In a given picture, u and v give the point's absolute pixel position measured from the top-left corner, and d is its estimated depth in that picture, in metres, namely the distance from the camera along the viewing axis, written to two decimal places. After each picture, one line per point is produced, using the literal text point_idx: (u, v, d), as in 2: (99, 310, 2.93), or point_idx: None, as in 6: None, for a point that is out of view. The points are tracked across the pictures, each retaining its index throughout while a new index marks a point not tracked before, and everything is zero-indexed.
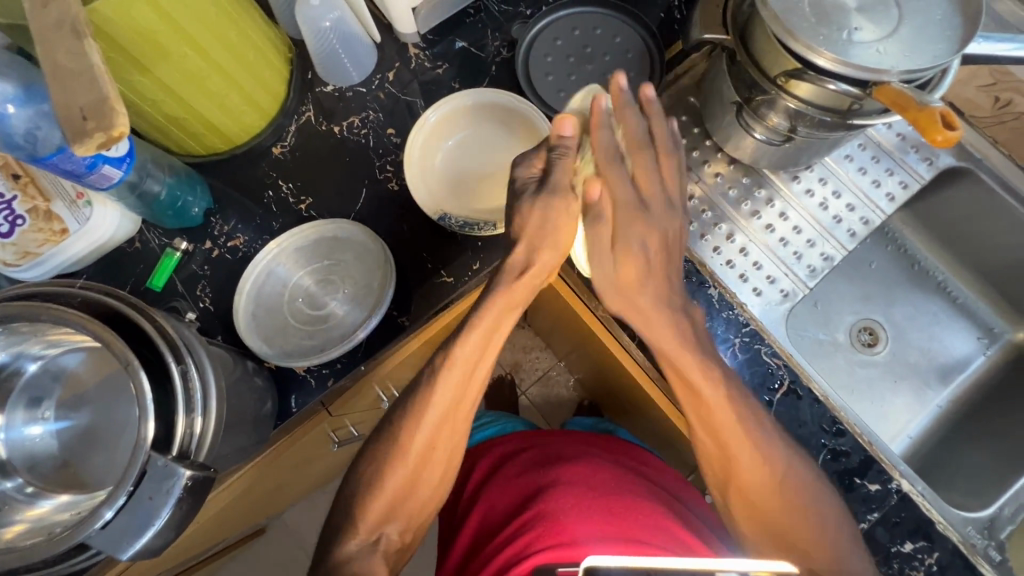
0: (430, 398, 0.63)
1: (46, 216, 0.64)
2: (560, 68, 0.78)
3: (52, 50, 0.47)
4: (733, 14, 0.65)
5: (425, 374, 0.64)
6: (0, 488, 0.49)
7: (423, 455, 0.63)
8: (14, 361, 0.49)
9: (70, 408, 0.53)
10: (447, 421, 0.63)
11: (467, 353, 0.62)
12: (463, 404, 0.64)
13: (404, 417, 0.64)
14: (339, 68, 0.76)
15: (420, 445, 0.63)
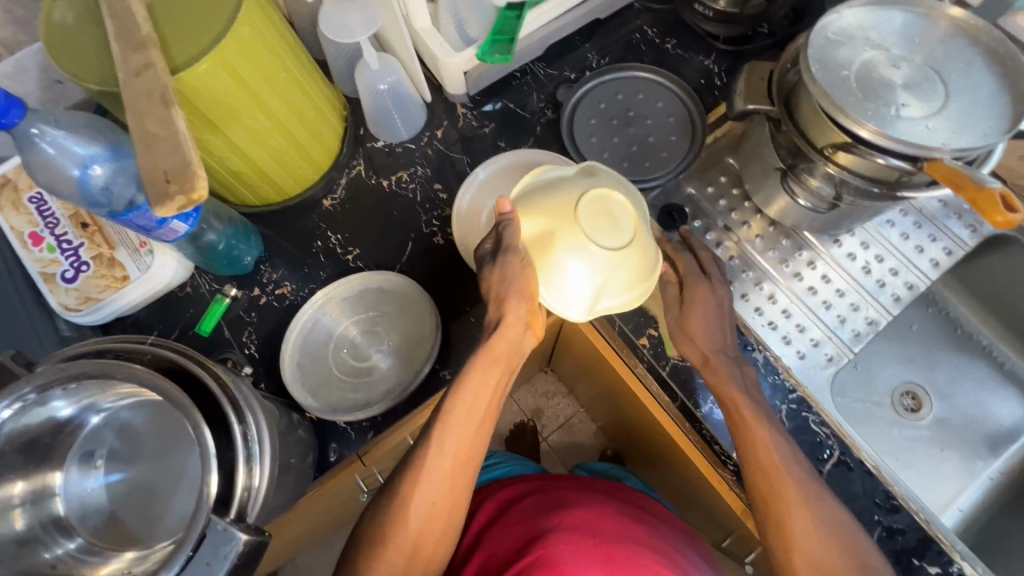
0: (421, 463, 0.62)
1: (110, 263, 0.67)
2: (603, 130, 0.80)
3: (141, 116, 0.50)
4: (778, 86, 0.67)
5: (419, 437, 0.63)
6: (62, 551, 0.49)
7: (424, 524, 0.61)
8: (79, 415, 0.50)
9: (125, 461, 0.53)
10: (441, 489, 0.62)
11: (455, 411, 0.62)
12: (455, 468, 0.62)
13: (399, 486, 0.62)
14: (391, 125, 0.80)
15: (419, 513, 0.61)
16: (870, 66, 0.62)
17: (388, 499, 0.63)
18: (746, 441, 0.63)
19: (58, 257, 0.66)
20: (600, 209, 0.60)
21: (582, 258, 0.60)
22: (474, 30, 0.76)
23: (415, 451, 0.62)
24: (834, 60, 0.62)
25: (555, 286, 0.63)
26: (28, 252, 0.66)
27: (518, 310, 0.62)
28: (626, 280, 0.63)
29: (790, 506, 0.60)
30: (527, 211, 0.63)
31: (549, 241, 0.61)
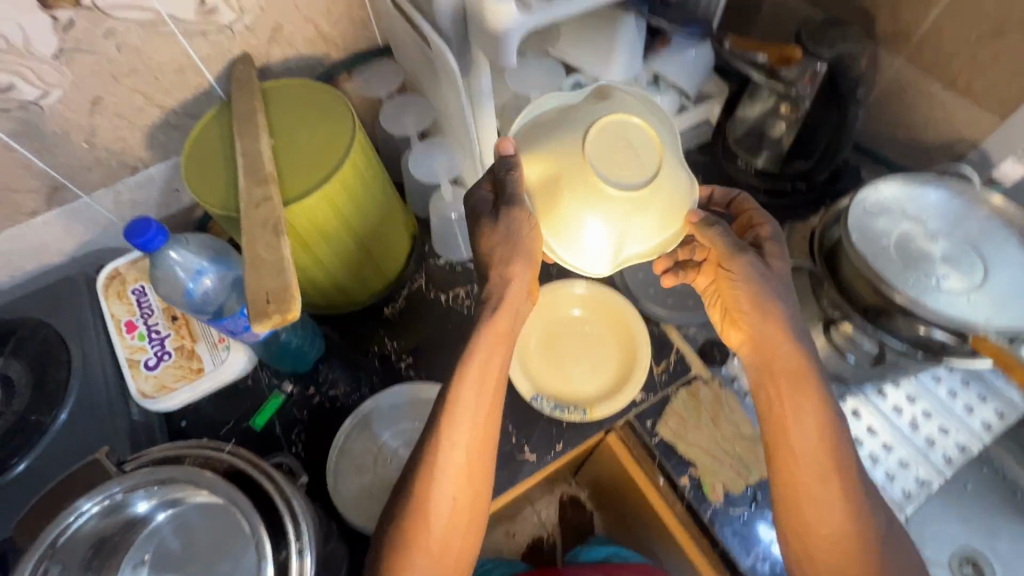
0: (445, 431, 0.59)
1: (189, 355, 0.73)
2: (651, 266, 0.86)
3: (253, 242, 0.58)
4: (820, 245, 0.72)
5: (427, 427, 0.60)
6: None
7: (454, 501, 0.59)
8: (149, 513, 0.54)
9: (173, 567, 0.55)
10: (464, 463, 0.59)
11: (476, 369, 0.60)
12: (478, 441, 0.60)
13: (420, 469, 0.59)
14: (453, 246, 0.87)
15: (449, 492, 0.58)
16: (907, 238, 0.67)
17: (411, 475, 0.59)
18: (780, 417, 0.62)
19: (145, 345, 0.73)
20: (612, 151, 0.55)
21: (597, 211, 0.55)
22: None
23: (424, 443, 0.59)
24: (873, 229, 0.67)
25: (569, 241, 0.58)
26: (121, 338, 0.73)
27: (523, 274, 0.62)
28: (649, 221, 0.57)
29: (814, 493, 0.60)
30: (532, 156, 0.58)
31: (560, 191, 0.56)
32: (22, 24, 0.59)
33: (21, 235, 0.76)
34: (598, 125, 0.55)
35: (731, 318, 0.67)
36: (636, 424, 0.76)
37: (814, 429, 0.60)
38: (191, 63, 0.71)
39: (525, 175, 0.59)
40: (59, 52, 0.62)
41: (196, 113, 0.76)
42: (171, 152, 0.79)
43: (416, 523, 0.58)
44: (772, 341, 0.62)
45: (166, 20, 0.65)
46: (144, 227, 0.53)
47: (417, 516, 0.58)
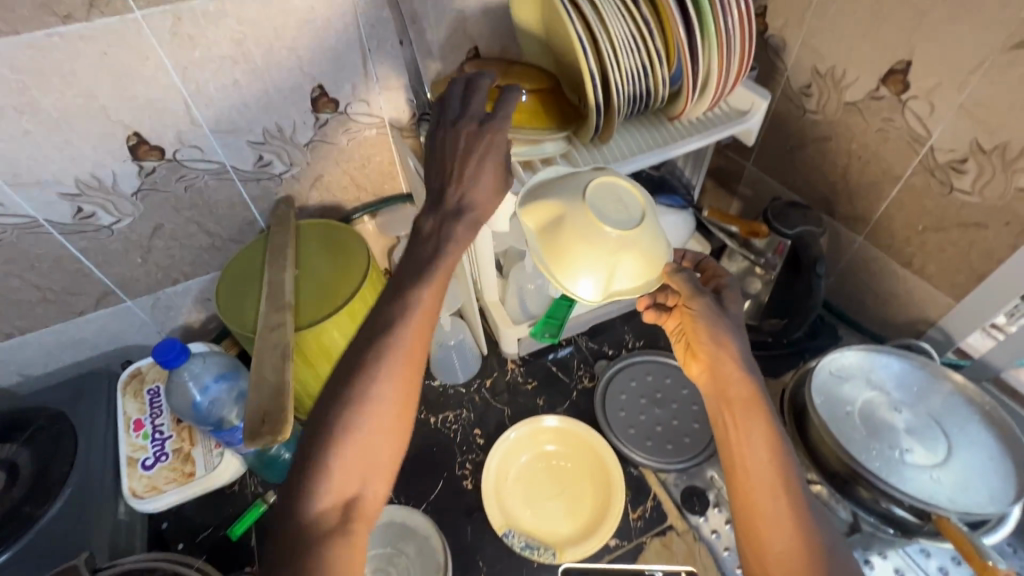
0: (386, 333, 0.53)
1: (185, 457, 0.77)
2: (633, 406, 0.90)
3: (262, 364, 0.66)
4: (790, 405, 0.75)
5: (354, 371, 0.53)
6: None
7: (385, 416, 0.52)
8: None
9: None
10: (403, 369, 0.53)
11: (429, 286, 0.55)
12: (418, 354, 0.54)
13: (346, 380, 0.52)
14: (450, 370, 0.94)
15: (380, 402, 0.52)
16: (871, 406, 0.70)
17: (329, 416, 0.51)
18: (734, 442, 0.60)
19: (147, 444, 0.78)
20: (609, 196, 0.59)
21: (594, 240, 0.57)
22: (534, 306, 0.92)
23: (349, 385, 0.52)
24: (838, 395, 0.71)
25: (563, 269, 0.58)
26: (127, 435, 0.78)
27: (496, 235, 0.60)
28: (636, 266, 0.59)
29: (769, 511, 0.56)
30: (534, 198, 0.61)
31: (561, 226, 0.58)
32: (114, 170, 0.73)
33: (65, 331, 0.85)
34: (597, 178, 0.61)
35: (693, 349, 0.67)
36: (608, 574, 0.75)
37: (764, 452, 0.58)
38: (243, 202, 0.85)
39: (524, 208, 0.61)
40: (139, 190, 0.76)
41: (238, 239, 0.89)
42: (211, 269, 0.90)
43: (339, 431, 0.51)
44: (724, 368, 0.62)
45: (230, 171, 0.80)
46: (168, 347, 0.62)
47: (342, 422, 0.51)
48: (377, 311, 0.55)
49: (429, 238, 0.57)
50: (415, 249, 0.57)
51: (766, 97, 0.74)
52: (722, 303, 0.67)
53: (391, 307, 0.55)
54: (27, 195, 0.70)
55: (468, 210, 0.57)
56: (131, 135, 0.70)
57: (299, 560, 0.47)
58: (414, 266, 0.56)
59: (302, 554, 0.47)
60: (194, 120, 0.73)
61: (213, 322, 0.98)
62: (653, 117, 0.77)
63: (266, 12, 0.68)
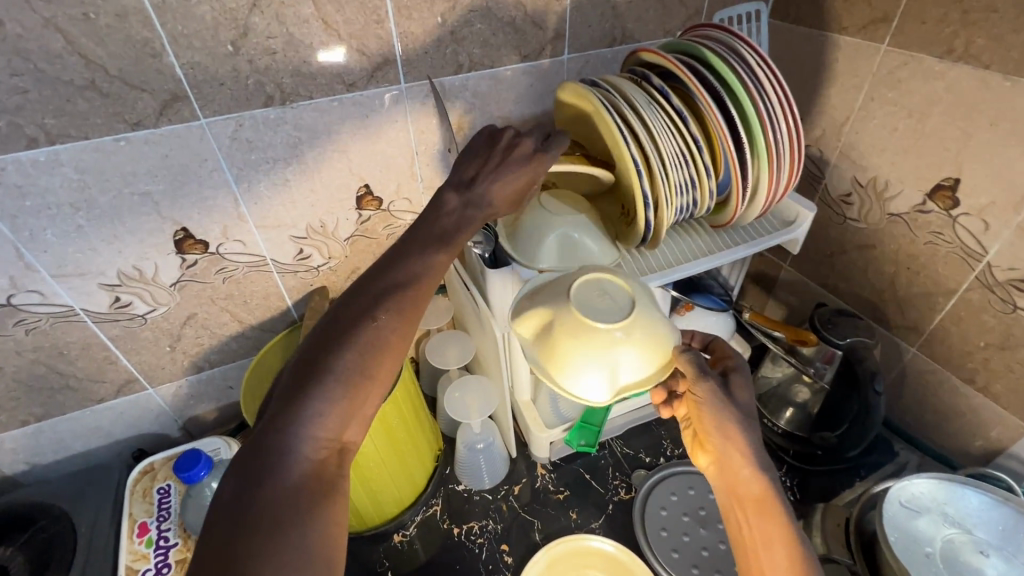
0: (397, 274, 0.50)
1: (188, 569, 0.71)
2: (674, 524, 0.82)
3: None
4: (857, 536, 0.68)
5: (331, 334, 0.46)
6: None
7: (383, 363, 0.46)
8: None
9: None
10: (410, 309, 0.48)
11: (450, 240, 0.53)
12: (423, 297, 0.49)
13: (345, 321, 0.47)
14: (476, 476, 0.87)
15: (385, 344, 0.46)
16: (952, 547, 0.64)
17: (298, 383, 0.44)
18: (751, 544, 0.50)
19: (149, 553, 0.71)
20: (595, 291, 0.52)
21: (587, 343, 0.49)
22: (568, 410, 0.88)
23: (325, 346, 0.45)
24: (912, 532, 0.64)
25: (569, 376, 0.51)
26: (129, 541, 0.72)
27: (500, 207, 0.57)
28: (636, 362, 0.50)
29: None
30: (520, 314, 0.54)
31: (551, 337, 0.51)
32: (157, 263, 0.73)
33: (81, 419, 0.82)
34: (579, 273, 0.54)
35: (698, 438, 0.56)
36: None
37: (784, 559, 0.47)
38: (278, 292, 0.84)
39: (514, 325, 0.54)
40: (178, 280, 0.76)
41: (270, 328, 0.87)
42: (237, 359, 0.88)
43: (338, 371, 0.44)
44: (732, 462, 0.52)
45: (269, 263, 0.80)
46: (194, 459, 0.66)
47: (343, 364, 0.44)
48: (386, 260, 0.51)
49: (450, 211, 0.55)
50: (434, 206, 0.56)
51: (812, 210, 0.74)
52: (728, 389, 0.56)
53: (404, 255, 0.51)
54: (68, 285, 0.69)
55: (488, 198, 0.56)
56: (178, 230, 0.71)
57: (281, 528, 0.38)
58: (431, 227, 0.54)
59: (281, 522, 0.38)
60: (241, 217, 0.74)
61: (231, 412, 0.95)
62: (694, 226, 0.77)
63: (323, 119, 0.70)
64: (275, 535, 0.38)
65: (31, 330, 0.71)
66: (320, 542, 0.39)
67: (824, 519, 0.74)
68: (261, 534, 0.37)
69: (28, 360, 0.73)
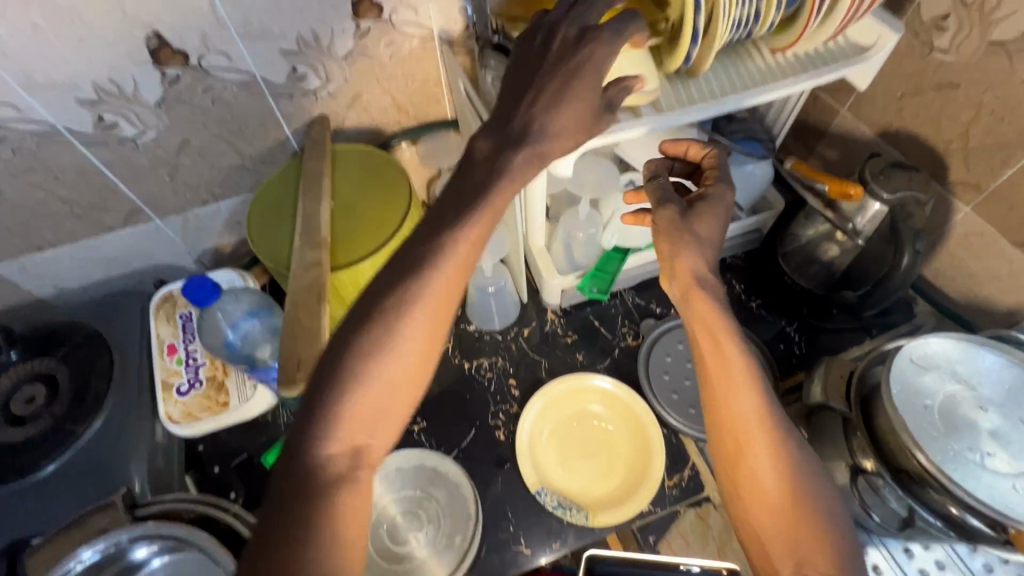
0: (418, 262, 0.47)
1: (218, 386, 0.76)
2: (677, 369, 0.85)
3: (295, 307, 0.61)
4: (858, 386, 0.69)
5: (354, 322, 0.47)
6: None
7: (400, 364, 0.46)
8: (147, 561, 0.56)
9: None
10: (433, 304, 0.46)
11: (476, 219, 0.48)
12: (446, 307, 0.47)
13: (366, 332, 0.46)
14: (487, 317, 0.89)
15: (403, 342, 0.45)
16: (952, 402, 0.64)
17: (322, 376, 0.46)
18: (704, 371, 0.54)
19: (181, 369, 0.77)
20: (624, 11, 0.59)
21: None
22: (582, 257, 0.86)
23: (347, 341, 0.46)
24: (917, 387, 0.65)
25: None
26: (161, 358, 0.77)
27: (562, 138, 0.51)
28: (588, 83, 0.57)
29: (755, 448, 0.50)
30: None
31: None
32: (135, 76, 0.65)
33: (93, 246, 0.81)
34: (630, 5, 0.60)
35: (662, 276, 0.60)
36: (638, 538, 0.75)
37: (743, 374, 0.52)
38: (274, 119, 0.77)
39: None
40: (162, 99, 0.68)
41: (270, 160, 0.82)
42: (241, 191, 0.84)
43: (359, 366, 0.45)
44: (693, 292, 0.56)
45: (260, 83, 0.72)
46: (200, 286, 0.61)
47: (361, 361, 0.45)
48: (408, 245, 0.48)
49: (485, 158, 0.51)
50: (467, 174, 0.51)
51: (899, 30, 0.61)
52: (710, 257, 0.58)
53: (425, 235, 0.48)
54: (43, 99, 0.63)
55: (537, 131, 0.51)
56: (150, 35, 0.62)
57: (305, 514, 0.42)
58: (460, 201, 0.50)
59: (310, 509, 0.42)
60: (220, 21, 0.63)
61: (244, 248, 0.94)
62: (751, 47, 0.65)
63: None
64: (300, 518, 0.41)
65: (16, 149, 0.66)
66: (339, 529, 0.42)
67: (830, 371, 0.74)
68: (297, 513, 0.42)
69: (24, 183, 0.70)
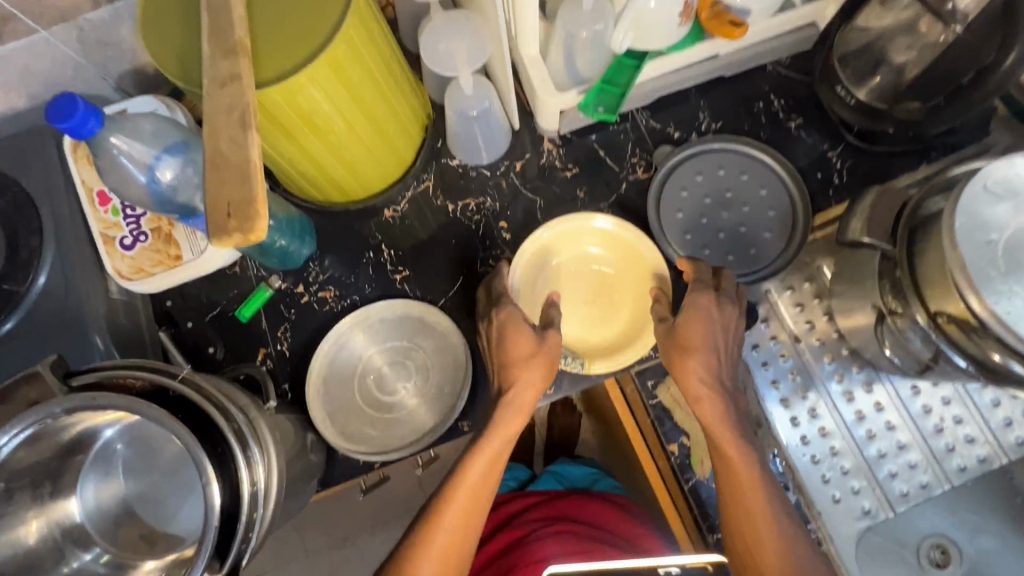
0: (467, 464, 0.62)
1: (167, 239, 0.66)
2: (693, 206, 0.73)
3: (216, 135, 0.47)
4: (909, 219, 0.59)
5: (423, 511, 0.63)
6: (80, 562, 0.51)
7: (454, 544, 0.61)
8: (94, 428, 0.51)
9: (133, 473, 0.54)
10: (479, 497, 0.62)
11: (505, 426, 0.63)
12: (488, 484, 0.62)
13: (427, 516, 0.61)
14: (472, 150, 0.75)
15: (460, 525, 0.61)
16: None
17: (403, 550, 0.61)
18: (734, 473, 0.61)
19: (120, 222, 0.66)
20: None
21: None
22: (586, 70, 0.68)
23: (421, 522, 0.62)
24: (983, 219, 0.54)
25: None
26: (95, 210, 0.67)
27: (528, 373, 0.63)
28: None
29: (759, 533, 0.60)
30: None
31: None
32: None
33: None
34: None
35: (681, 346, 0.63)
36: (636, 381, 0.73)
37: (751, 482, 0.61)
38: None
39: None
40: None
41: None
42: None
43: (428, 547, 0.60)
44: (698, 394, 0.62)
45: None
46: (70, 105, 0.44)
47: (428, 544, 0.60)
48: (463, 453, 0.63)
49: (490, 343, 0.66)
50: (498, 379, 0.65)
51: None
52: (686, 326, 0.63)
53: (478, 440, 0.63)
54: None
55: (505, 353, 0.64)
56: None
57: None
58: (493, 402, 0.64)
59: None
60: None
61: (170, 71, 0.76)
62: None
63: None
64: None
65: None
66: None
67: (877, 199, 0.62)
68: None
69: None
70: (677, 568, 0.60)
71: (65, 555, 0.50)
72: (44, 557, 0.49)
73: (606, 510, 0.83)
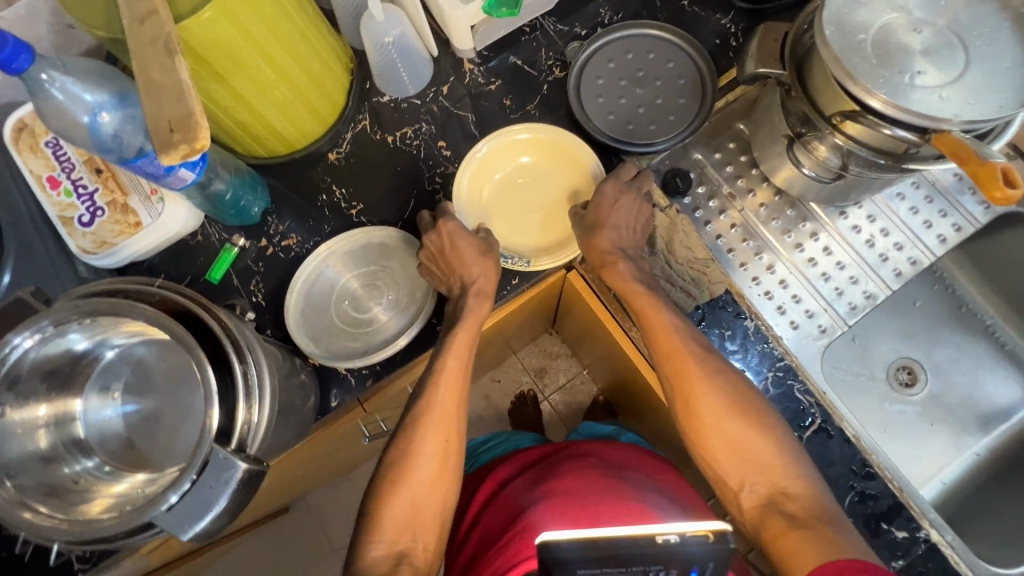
0: (433, 377, 0.67)
1: (123, 209, 0.70)
2: (611, 91, 0.79)
3: (145, 65, 0.51)
4: (792, 47, 0.65)
5: (399, 432, 0.67)
6: (81, 467, 0.53)
7: (435, 452, 0.65)
8: (94, 349, 0.54)
9: (137, 392, 0.57)
10: (444, 405, 0.67)
11: (460, 339, 0.68)
12: (443, 431, 0.66)
13: (403, 431, 0.66)
14: (397, 81, 0.79)
15: (430, 431, 0.66)
16: (889, 29, 0.59)
17: (389, 463, 0.66)
18: (672, 345, 0.68)
19: (75, 202, 0.69)
20: None
21: None
22: None
23: (402, 437, 0.66)
24: (852, 24, 0.60)
25: None
26: (47, 195, 0.69)
27: (479, 274, 0.70)
28: None
29: (697, 379, 0.66)
30: None
31: None
32: None
33: None
34: None
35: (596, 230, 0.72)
36: None
37: (692, 347, 0.67)
38: None
39: None
40: None
41: None
42: None
43: (410, 456, 0.65)
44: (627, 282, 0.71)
45: None
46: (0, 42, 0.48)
47: (408, 454, 0.65)
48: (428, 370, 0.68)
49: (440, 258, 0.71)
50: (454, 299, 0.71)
51: None
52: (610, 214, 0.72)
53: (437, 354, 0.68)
54: None
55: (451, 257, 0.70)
56: None
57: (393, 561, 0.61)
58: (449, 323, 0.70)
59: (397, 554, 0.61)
60: None
61: None
62: None
63: None
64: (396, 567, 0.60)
65: None
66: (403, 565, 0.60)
67: (764, 36, 0.68)
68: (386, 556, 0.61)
69: None
70: (676, 535, 0.46)
71: (67, 459, 0.53)
72: (52, 464, 0.52)
73: (637, 458, 0.77)
